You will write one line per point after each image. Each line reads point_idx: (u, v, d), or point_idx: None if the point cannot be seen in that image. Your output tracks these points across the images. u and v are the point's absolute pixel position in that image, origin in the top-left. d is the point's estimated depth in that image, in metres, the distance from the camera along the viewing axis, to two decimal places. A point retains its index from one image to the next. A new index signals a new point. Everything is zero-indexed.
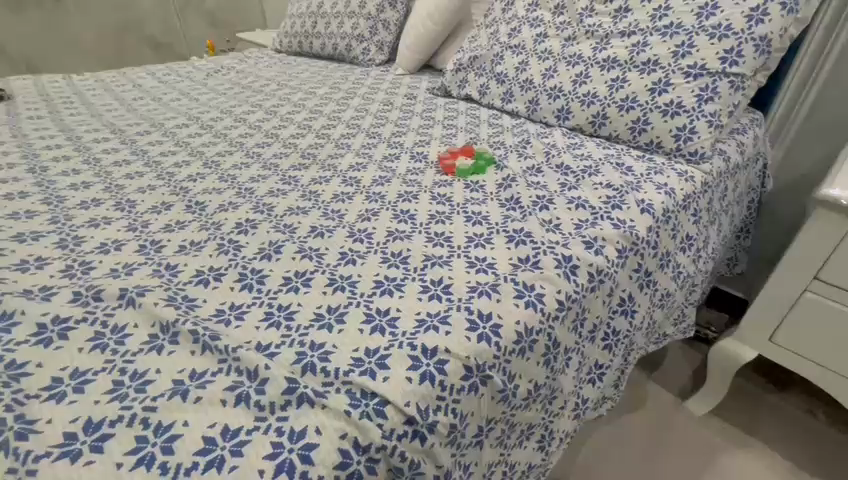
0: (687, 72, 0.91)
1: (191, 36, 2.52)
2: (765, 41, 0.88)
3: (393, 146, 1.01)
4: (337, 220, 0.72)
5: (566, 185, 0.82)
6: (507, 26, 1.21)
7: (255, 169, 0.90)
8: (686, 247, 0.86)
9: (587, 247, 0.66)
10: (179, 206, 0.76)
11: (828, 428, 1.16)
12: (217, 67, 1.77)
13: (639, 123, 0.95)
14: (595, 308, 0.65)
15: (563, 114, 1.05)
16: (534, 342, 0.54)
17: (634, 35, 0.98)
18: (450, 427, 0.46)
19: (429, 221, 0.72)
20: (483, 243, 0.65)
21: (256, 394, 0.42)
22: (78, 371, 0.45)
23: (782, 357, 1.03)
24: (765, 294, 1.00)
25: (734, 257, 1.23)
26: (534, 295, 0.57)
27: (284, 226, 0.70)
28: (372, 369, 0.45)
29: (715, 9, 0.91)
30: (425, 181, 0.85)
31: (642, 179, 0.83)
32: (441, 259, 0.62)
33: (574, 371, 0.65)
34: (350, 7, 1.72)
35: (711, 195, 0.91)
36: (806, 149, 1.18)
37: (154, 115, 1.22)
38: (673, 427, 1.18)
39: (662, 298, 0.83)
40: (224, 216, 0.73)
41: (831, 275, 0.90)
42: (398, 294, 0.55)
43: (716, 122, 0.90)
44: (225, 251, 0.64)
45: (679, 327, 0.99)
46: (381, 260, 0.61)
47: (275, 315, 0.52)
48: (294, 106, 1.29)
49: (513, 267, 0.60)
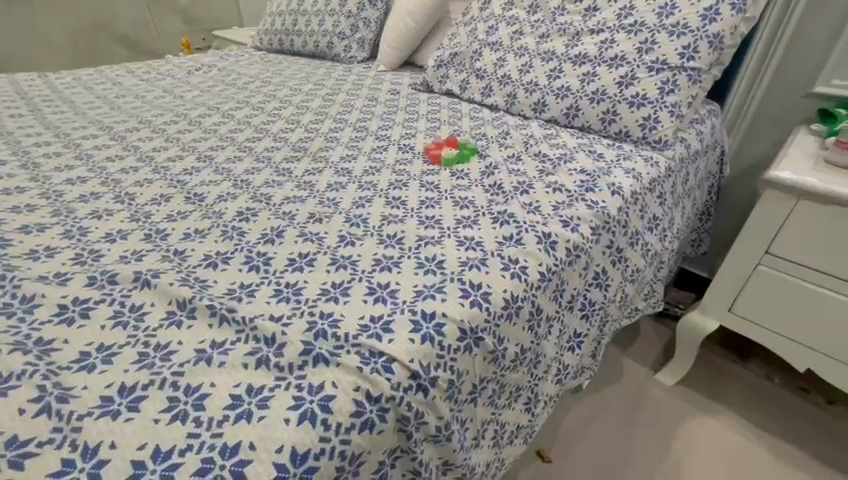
0: (651, 67, 1.00)
1: (165, 35, 2.49)
2: (718, 38, 0.97)
3: (381, 139, 1.06)
4: (334, 208, 0.76)
5: (544, 172, 0.88)
6: (484, 23, 1.27)
7: (249, 162, 0.94)
8: (653, 226, 0.94)
9: (564, 225, 0.73)
10: (178, 198, 0.79)
11: (782, 391, 1.28)
12: (197, 64, 1.77)
13: (609, 114, 1.02)
14: (573, 280, 0.72)
15: (539, 107, 1.12)
16: (519, 308, 0.60)
17: (602, 33, 1.06)
18: (449, 382, 0.51)
19: (420, 206, 0.77)
20: (471, 224, 0.71)
21: (275, 357, 0.47)
22: (104, 346, 0.48)
23: (740, 327, 1.13)
24: (724, 270, 1.10)
25: (697, 238, 1.33)
26: (518, 268, 0.63)
27: (284, 213, 0.74)
28: (378, 332, 0.50)
29: (674, 8, 0.99)
30: (415, 170, 0.90)
31: (612, 165, 0.91)
32: (433, 239, 0.67)
33: (555, 337, 0.71)
34: (330, 5, 1.76)
35: (674, 179, 1.00)
36: (756, 140, 1.29)
37: (140, 112, 1.23)
38: (647, 395, 1.27)
39: (633, 274, 0.91)
40: (224, 206, 0.76)
41: (779, 250, 1.00)
42: (396, 270, 0.60)
43: (677, 113, 0.98)
44: (229, 237, 0.67)
45: (649, 301, 1.08)
46: (378, 242, 0.67)
47: (283, 291, 0.56)
48: (280, 102, 1.32)
49: (498, 244, 0.66)
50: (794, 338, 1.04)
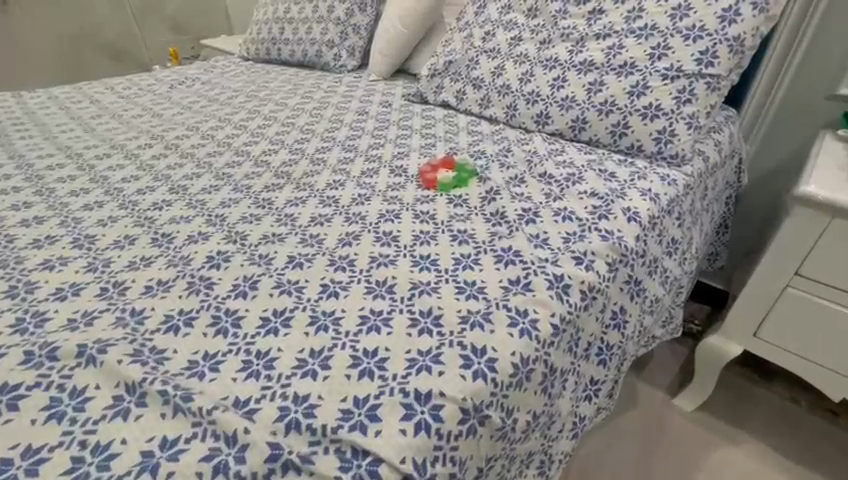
0: (665, 74, 0.91)
1: (152, 43, 2.41)
2: (738, 41, 0.88)
3: (371, 160, 0.97)
4: (317, 247, 0.68)
5: (551, 195, 0.80)
6: (481, 29, 1.18)
7: (226, 193, 0.86)
8: (671, 250, 0.85)
9: (576, 263, 0.64)
10: (144, 240, 0.71)
11: (810, 415, 1.19)
12: (181, 78, 1.69)
13: (619, 127, 0.93)
14: (589, 325, 0.63)
15: (542, 119, 1.03)
16: (531, 371, 0.52)
17: (609, 38, 0.97)
18: (448, 477, 0.43)
19: (414, 243, 0.69)
20: (471, 265, 0.63)
21: (235, 464, 0.39)
22: (30, 449, 0.40)
23: (767, 353, 1.03)
24: (748, 292, 1.01)
25: (715, 252, 1.24)
26: (528, 322, 0.54)
27: (260, 257, 0.66)
28: (362, 422, 0.42)
29: (689, 10, 0.90)
30: (407, 197, 0.82)
31: (626, 186, 0.82)
32: (429, 286, 0.59)
33: (571, 392, 0.63)
34: (318, 12, 1.68)
35: (693, 197, 0.91)
36: (778, 144, 1.20)
37: (114, 135, 1.16)
38: (667, 425, 1.18)
39: (651, 305, 0.83)
40: (193, 248, 0.68)
41: (810, 271, 0.91)
42: (386, 330, 0.52)
43: (695, 124, 0.90)
44: (195, 290, 0.59)
45: (667, 328, 0.99)
46: (365, 291, 0.58)
47: (253, 364, 0.48)
48: (265, 119, 1.24)
49: (504, 291, 0.58)
50: (829, 366, 0.96)
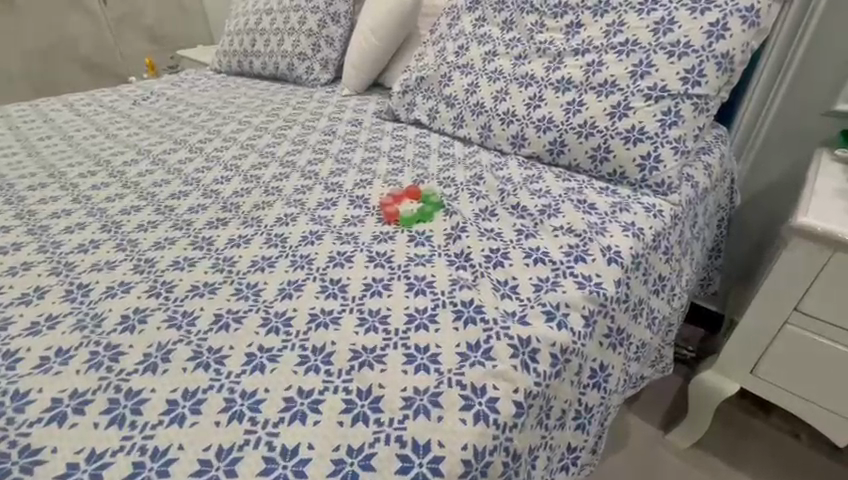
0: (648, 94, 0.83)
1: (128, 53, 2.31)
2: (727, 59, 0.81)
3: (331, 188, 0.88)
4: (251, 301, 0.59)
5: (523, 232, 0.71)
6: (454, 43, 1.10)
7: (163, 230, 0.77)
8: (659, 288, 0.77)
9: (548, 320, 0.56)
10: (56, 292, 0.63)
11: (813, 452, 1.11)
12: (146, 94, 1.60)
13: (600, 151, 0.85)
14: (562, 392, 0.55)
15: (518, 141, 0.95)
16: (487, 465, 0.44)
17: (588, 54, 0.90)
18: None
19: (363, 293, 0.60)
20: (426, 323, 0.54)
21: None
22: None
23: (766, 392, 0.95)
24: (743, 327, 0.93)
25: (708, 277, 1.16)
26: (485, 403, 0.46)
27: (182, 316, 0.57)
28: None
29: (672, 24, 0.83)
30: (363, 234, 0.73)
31: (607, 219, 0.74)
32: (373, 353, 0.50)
33: (543, 469, 0.55)
34: (290, 23, 1.60)
35: (681, 227, 0.83)
36: (771, 161, 1.12)
37: (56, 161, 1.07)
38: (664, 468, 1.08)
39: (637, 350, 0.74)
40: (108, 305, 0.59)
41: (811, 308, 0.83)
42: (312, 418, 0.44)
43: (681, 149, 0.82)
44: (97, 363, 0.50)
45: (657, 368, 0.91)
46: (298, 361, 0.50)
47: (144, 468, 0.40)
48: (224, 140, 1.15)
49: (460, 360, 0.49)
50: (834, 409, 0.87)
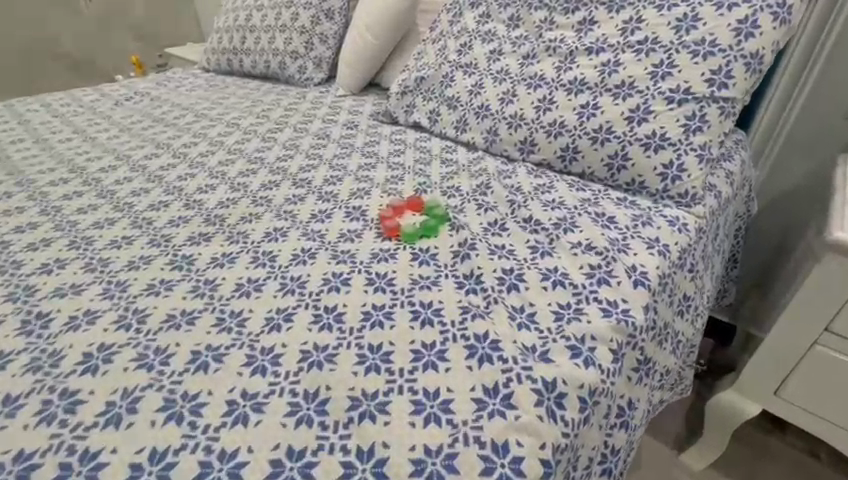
0: (670, 97, 0.77)
1: (114, 50, 2.21)
2: (756, 59, 0.75)
3: (325, 199, 0.81)
4: (234, 334, 0.52)
5: (538, 249, 0.64)
6: (456, 40, 1.03)
7: (138, 247, 0.69)
8: (683, 309, 0.71)
9: (573, 356, 0.49)
10: (10, 324, 0.55)
11: (833, 472, 1.06)
12: (129, 93, 1.51)
13: (617, 159, 0.79)
14: (589, 439, 0.49)
15: (527, 147, 0.88)
16: None
17: (603, 53, 0.83)
18: None
19: (362, 324, 0.52)
20: (435, 362, 0.47)
21: None
22: None
23: (790, 414, 0.89)
24: (767, 346, 0.87)
25: (724, 289, 1.10)
26: (508, 464, 0.40)
27: (153, 354, 0.49)
28: None
29: (696, 21, 0.76)
30: (361, 252, 0.65)
31: (629, 234, 0.67)
32: (375, 401, 0.44)
33: None
34: (281, 19, 1.52)
35: (705, 240, 0.77)
36: (793, 163, 1.06)
37: (26, 168, 0.99)
38: None
39: (662, 377, 0.68)
40: (68, 340, 0.52)
41: (844, 328, 0.78)
42: None
43: (706, 156, 0.76)
44: (50, 415, 0.43)
45: (677, 390, 0.84)
46: (287, 412, 0.43)
47: None
48: (210, 144, 1.07)
49: (475, 409, 0.43)
50: None
